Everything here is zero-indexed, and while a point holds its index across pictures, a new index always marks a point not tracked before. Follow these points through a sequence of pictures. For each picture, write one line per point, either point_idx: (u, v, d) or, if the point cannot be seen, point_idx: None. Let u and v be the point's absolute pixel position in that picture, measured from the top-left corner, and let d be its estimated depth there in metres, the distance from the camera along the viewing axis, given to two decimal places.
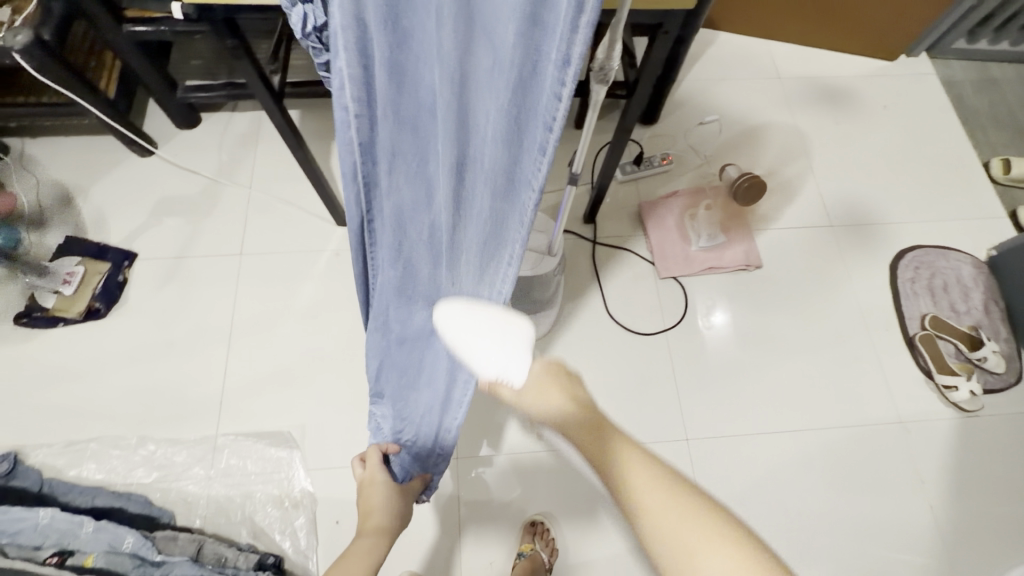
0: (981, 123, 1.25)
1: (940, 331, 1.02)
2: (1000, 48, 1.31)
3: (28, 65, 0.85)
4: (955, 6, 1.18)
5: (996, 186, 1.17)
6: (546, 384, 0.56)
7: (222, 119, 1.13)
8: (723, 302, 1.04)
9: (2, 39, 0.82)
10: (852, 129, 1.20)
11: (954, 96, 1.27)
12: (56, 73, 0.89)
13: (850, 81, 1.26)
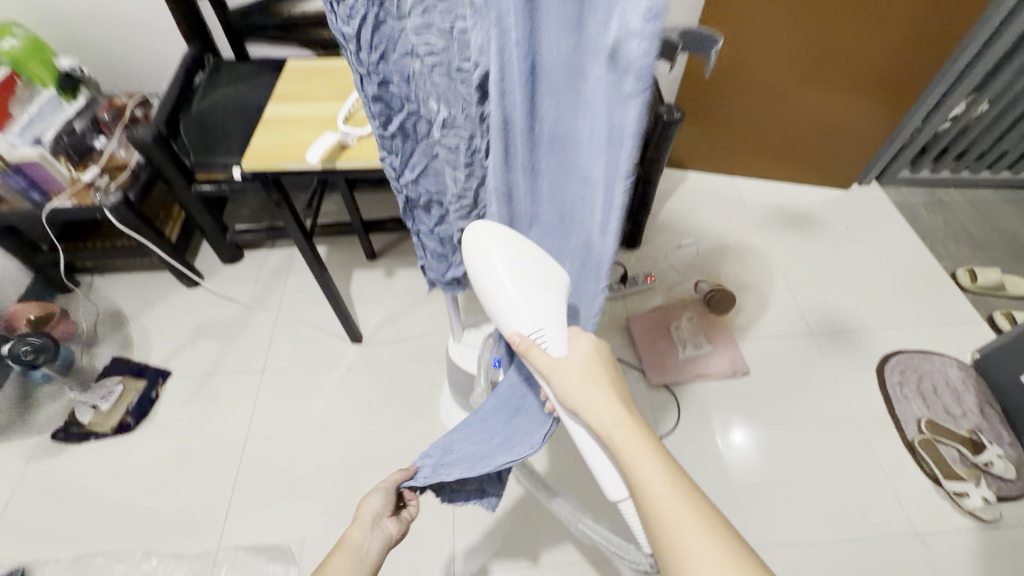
0: (941, 239, 1.37)
1: (938, 434, 1.03)
2: (943, 175, 1.47)
3: (115, 219, 1.05)
4: (888, 144, 1.38)
5: (967, 294, 1.25)
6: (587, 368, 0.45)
7: (262, 254, 1.32)
8: (743, 422, 1.05)
9: (99, 200, 1.03)
10: (818, 247, 1.32)
11: (910, 217, 1.41)
12: (134, 223, 1.09)
13: (810, 208, 1.42)
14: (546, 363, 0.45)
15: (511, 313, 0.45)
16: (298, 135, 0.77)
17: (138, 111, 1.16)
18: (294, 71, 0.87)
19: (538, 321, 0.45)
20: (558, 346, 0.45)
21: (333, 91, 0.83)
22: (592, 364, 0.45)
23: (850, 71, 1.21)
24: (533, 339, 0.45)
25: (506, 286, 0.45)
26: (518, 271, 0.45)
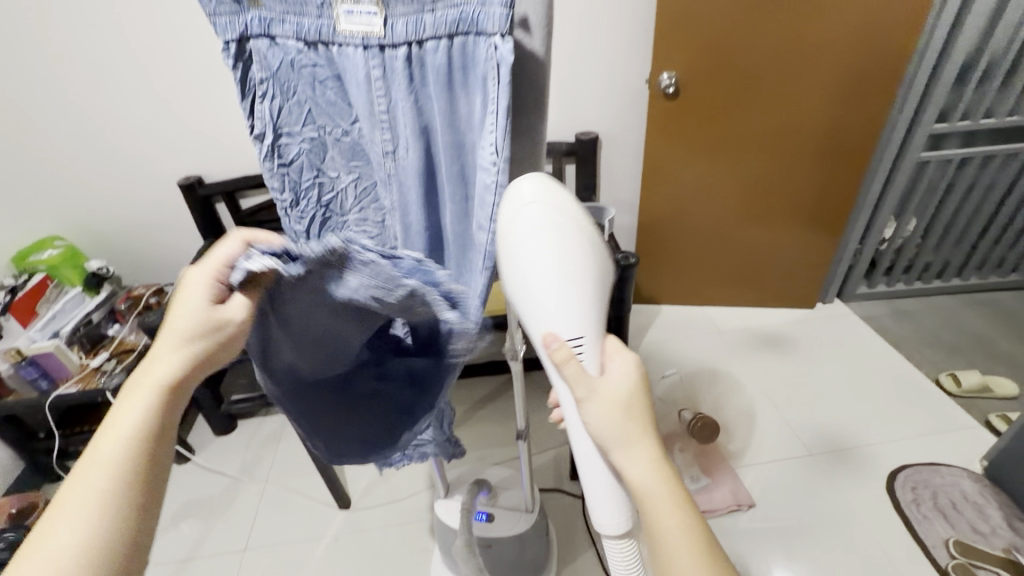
0: (915, 346, 1.41)
1: (971, 557, 0.95)
2: (899, 287, 1.57)
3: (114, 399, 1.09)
4: (836, 263, 1.50)
5: (956, 398, 1.25)
6: (635, 407, 0.39)
7: (255, 423, 1.34)
8: (784, 565, 0.96)
9: (103, 382, 1.09)
10: (798, 365, 1.36)
11: (880, 329, 1.48)
12: None
13: (782, 328, 1.49)
14: (584, 383, 0.39)
15: (557, 316, 0.38)
16: None
17: (153, 298, 1.28)
18: None
19: (581, 329, 0.39)
20: (596, 363, 0.40)
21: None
22: (636, 396, 0.40)
23: (780, 208, 1.38)
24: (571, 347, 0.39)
25: (551, 278, 0.37)
26: (572, 264, 0.37)
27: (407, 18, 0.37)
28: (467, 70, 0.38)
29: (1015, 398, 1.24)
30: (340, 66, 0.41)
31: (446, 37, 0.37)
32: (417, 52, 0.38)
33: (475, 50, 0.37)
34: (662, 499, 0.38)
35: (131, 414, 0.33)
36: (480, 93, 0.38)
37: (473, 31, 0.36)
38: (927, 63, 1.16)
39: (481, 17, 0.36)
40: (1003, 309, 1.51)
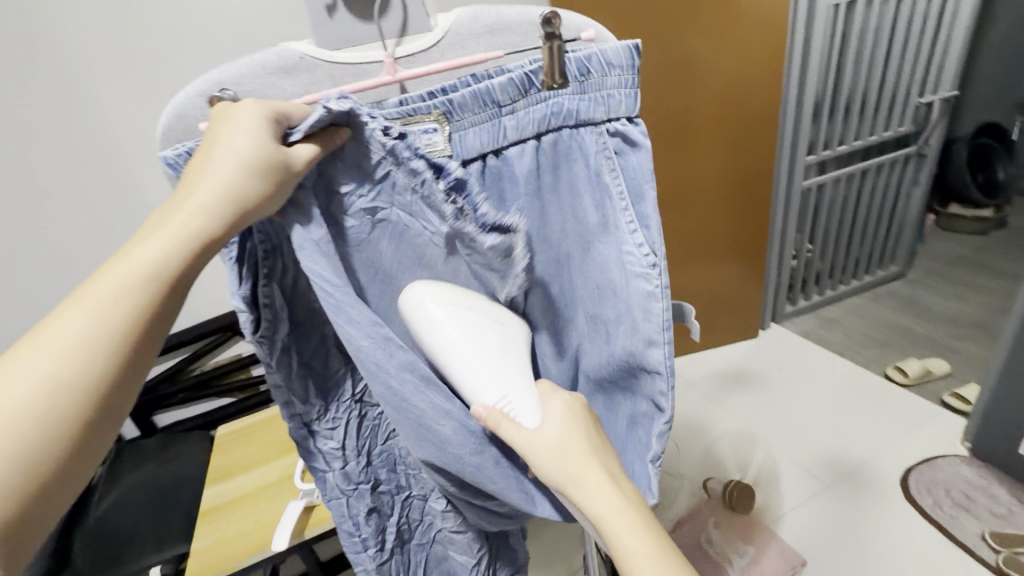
0: (854, 349, 1.52)
1: (1011, 546, 0.97)
2: (816, 299, 1.71)
3: None
4: (766, 291, 1.60)
5: (910, 388, 1.35)
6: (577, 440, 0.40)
7: None
8: None
9: None
10: (774, 396, 1.38)
11: (819, 341, 1.58)
12: None
13: (742, 363, 1.52)
14: (522, 437, 0.39)
15: (482, 379, 0.40)
16: (249, 514, 0.67)
17: None
18: (222, 441, 0.79)
19: (501, 388, 0.40)
20: (529, 415, 0.40)
21: (278, 447, 0.76)
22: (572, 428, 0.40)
23: (706, 252, 1.45)
24: (501, 409, 0.40)
25: (462, 352, 0.40)
26: (478, 336, 0.41)
27: (481, 127, 0.40)
28: (561, 165, 0.43)
29: (951, 373, 1.37)
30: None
31: (535, 137, 0.42)
32: (500, 158, 0.41)
33: (577, 140, 0.42)
34: (636, 539, 0.37)
35: (157, 251, 0.33)
36: (599, 186, 0.43)
37: (574, 122, 0.42)
38: (789, 109, 1.34)
39: (581, 107, 0.41)
40: (901, 297, 1.71)
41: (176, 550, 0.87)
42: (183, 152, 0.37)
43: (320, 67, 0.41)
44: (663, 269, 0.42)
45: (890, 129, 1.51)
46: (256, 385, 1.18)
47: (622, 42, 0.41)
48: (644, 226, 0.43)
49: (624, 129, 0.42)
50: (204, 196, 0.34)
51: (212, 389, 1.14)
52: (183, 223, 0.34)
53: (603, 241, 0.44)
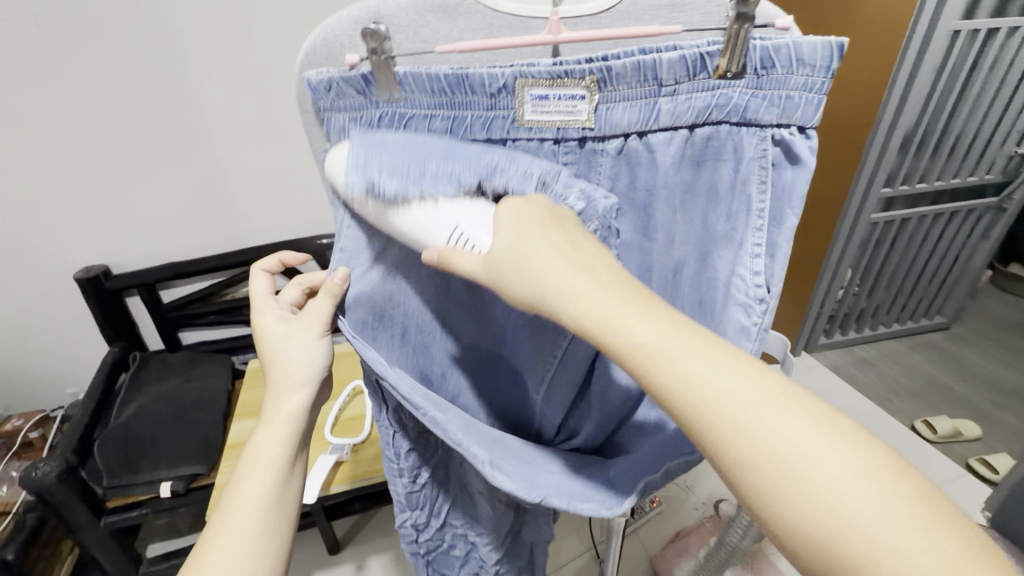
0: (883, 394, 1.48)
1: None
2: (851, 335, 1.66)
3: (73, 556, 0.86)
4: (806, 320, 1.56)
5: (935, 444, 1.31)
6: (532, 243, 0.32)
7: None
8: None
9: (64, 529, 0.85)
10: None
11: (848, 377, 1.54)
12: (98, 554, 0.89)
13: None
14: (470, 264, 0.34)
15: (427, 220, 0.36)
16: None
17: (33, 432, 1.04)
18: None
19: (453, 219, 0.35)
20: (484, 240, 0.35)
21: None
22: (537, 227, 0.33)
23: None
24: (452, 244, 0.35)
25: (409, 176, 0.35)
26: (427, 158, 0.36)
27: (634, 104, 0.38)
28: (704, 163, 0.40)
29: (981, 439, 1.33)
30: (579, 159, 0.41)
31: (688, 126, 0.39)
32: (642, 140, 0.39)
33: (734, 140, 0.38)
34: (647, 332, 0.30)
35: (289, 366, 0.45)
36: (739, 195, 0.39)
37: (738, 120, 0.37)
38: (878, 136, 1.24)
39: (751, 105, 0.37)
40: (941, 350, 1.65)
41: (188, 470, 0.88)
42: (328, 80, 0.37)
43: (480, 13, 0.35)
44: (770, 309, 0.36)
45: (975, 174, 1.42)
46: None
47: (825, 37, 0.34)
48: (771, 254, 0.37)
49: (790, 140, 0.37)
50: (295, 343, 0.45)
51: (240, 316, 1.14)
52: (287, 348, 0.46)
53: (722, 253, 0.39)
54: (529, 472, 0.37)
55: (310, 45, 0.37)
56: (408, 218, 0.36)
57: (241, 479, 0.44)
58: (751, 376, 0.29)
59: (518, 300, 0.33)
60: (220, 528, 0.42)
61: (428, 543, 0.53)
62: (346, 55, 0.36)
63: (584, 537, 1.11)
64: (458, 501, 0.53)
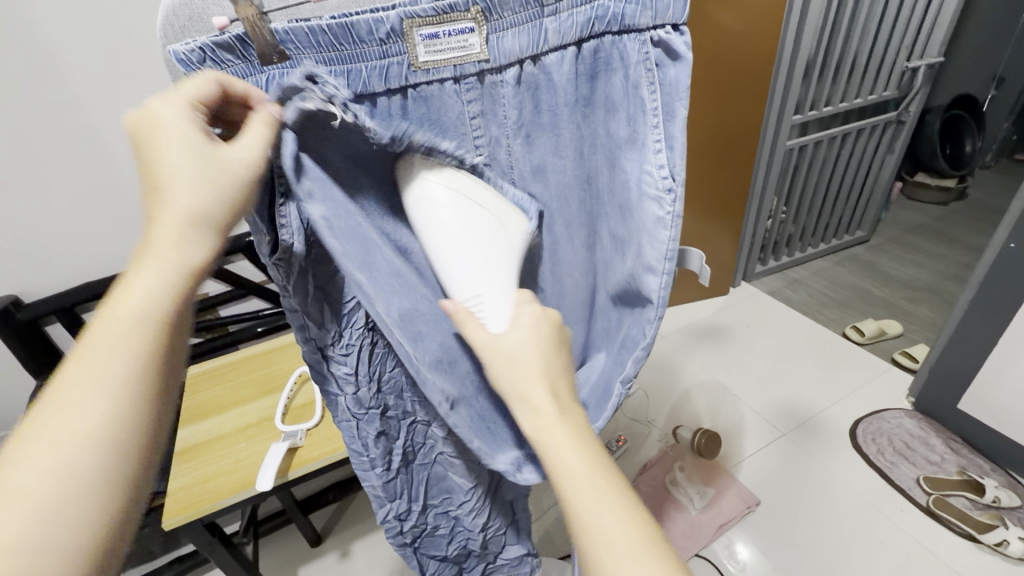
0: (816, 308, 1.59)
1: (941, 489, 1.07)
2: (784, 260, 1.75)
3: None
4: (739, 254, 1.62)
5: (865, 346, 1.43)
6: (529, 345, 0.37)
7: None
8: (802, 559, 0.98)
9: None
10: (739, 351, 1.43)
11: (784, 298, 1.64)
12: None
13: (713, 319, 1.56)
14: (483, 338, 0.38)
15: (461, 282, 0.40)
16: (229, 456, 0.67)
17: None
18: (194, 380, 0.78)
19: (476, 286, 0.39)
20: (496, 320, 0.39)
21: (261, 387, 0.76)
22: (538, 346, 0.37)
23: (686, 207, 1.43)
24: (469, 308, 0.40)
25: (453, 240, 0.39)
26: (473, 225, 0.39)
27: (522, 29, 0.40)
28: (598, 75, 0.43)
29: (903, 334, 1.46)
30: (482, 94, 0.42)
31: (575, 43, 0.41)
32: (537, 63, 0.41)
33: (619, 48, 0.41)
34: (577, 460, 0.34)
35: (130, 303, 0.30)
36: (634, 99, 0.41)
37: (619, 28, 0.40)
38: (782, 63, 1.29)
39: (627, 12, 0.40)
40: (862, 261, 1.78)
41: None
42: (196, 46, 0.33)
43: None
44: (678, 197, 0.40)
45: (876, 90, 1.51)
46: (225, 325, 1.13)
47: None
48: (670, 147, 0.41)
49: (667, 38, 0.40)
50: (160, 263, 0.31)
51: None
52: (148, 277, 0.31)
53: (629, 155, 0.43)
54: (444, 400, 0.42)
55: (167, 9, 0.33)
56: (453, 267, 0.40)
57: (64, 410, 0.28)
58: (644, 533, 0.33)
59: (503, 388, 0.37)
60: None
61: (412, 527, 0.56)
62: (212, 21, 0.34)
63: None
64: (431, 483, 0.54)
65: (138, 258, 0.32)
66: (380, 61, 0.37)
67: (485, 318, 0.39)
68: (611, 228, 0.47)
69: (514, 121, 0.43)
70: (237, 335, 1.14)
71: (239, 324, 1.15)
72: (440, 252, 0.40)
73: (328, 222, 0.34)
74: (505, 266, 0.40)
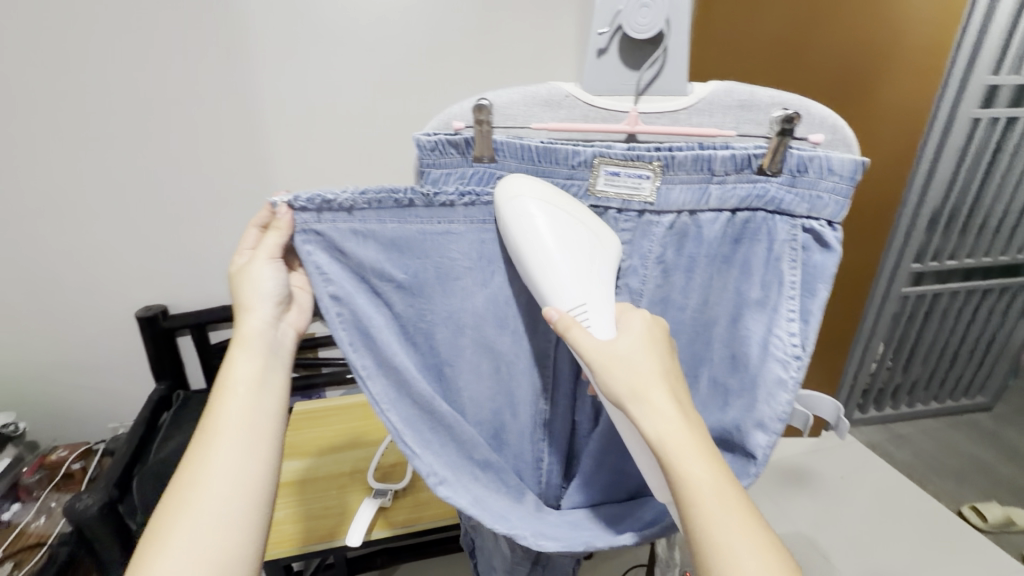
0: (924, 474, 1.42)
1: None
2: (888, 412, 1.60)
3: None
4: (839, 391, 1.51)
5: (987, 534, 1.24)
6: (647, 356, 0.39)
7: None
8: None
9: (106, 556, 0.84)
10: (831, 505, 1.29)
11: (886, 455, 1.48)
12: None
13: (801, 460, 1.43)
14: (588, 344, 0.39)
15: (565, 289, 0.42)
16: (319, 499, 0.71)
17: (75, 464, 1.03)
18: (297, 418, 0.85)
19: (581, 295, 0.41)
20: (603, 329, 0.41)
21: (322, 446, 0.79)
22: (649, 346, 0.40)
23: None
24: (573, 317, 0.41)
25: (550, 246, 0.42)
26: (567, 235, 0.43)
27: (688, 187, 0.44)
28: (743, 240, 0.45)
29: None
30: (636, 227, 0.47)
31: (731, 210, 0.45)
32: (693, 216, 0.46)
33: (768, 225, 0.44)
34: (703, 466, 0.35)
35: (240, 366, 0.45)
36: (773, 269, 0.43)
37: (773, 210, 0.43)
38: (907, 210, 1.26)
39: (785, 199, 0.42)
40: (982, 431, 1.59)
41: None
42: (433, 140, 0.44)
43: (579, 107, 0.45)
44: (804, 365, 0.41)
45: (1007, 253, 1.43)
46: (319, 365, 1.21)
47: (853, 155, 0.40)
48: (803, 320, 0.42)
49: (820, 230, 0.42)
50: (259, 342, 0.47)
51: None
52: (248, 352, 0.46)
53: (755, 315, 0.44)
54: (473, 487, 0.45)
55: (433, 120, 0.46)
56: (553, 280, 0.42)
57: (213, 444, 0.42)
58: (726, 489, 0.35)
59: (615, 389, 0.38)
60: (181, 529, 0.39)
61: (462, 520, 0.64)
62: (452, 122, 0.46)
63: None
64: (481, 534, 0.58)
65: (234, 349, 0.46)
66: (564, 180, 0.46)
67: (592, 326, 0.41)
68: (714, 374, 0.47)
69: (655, 258, 0.48)
70: (327, 377, 1.21)
71: (331, 368, 1.22)
72: (530, 266, 0.43)
73: (354, 344, 0.45)
74: (600, 266, 0.43)
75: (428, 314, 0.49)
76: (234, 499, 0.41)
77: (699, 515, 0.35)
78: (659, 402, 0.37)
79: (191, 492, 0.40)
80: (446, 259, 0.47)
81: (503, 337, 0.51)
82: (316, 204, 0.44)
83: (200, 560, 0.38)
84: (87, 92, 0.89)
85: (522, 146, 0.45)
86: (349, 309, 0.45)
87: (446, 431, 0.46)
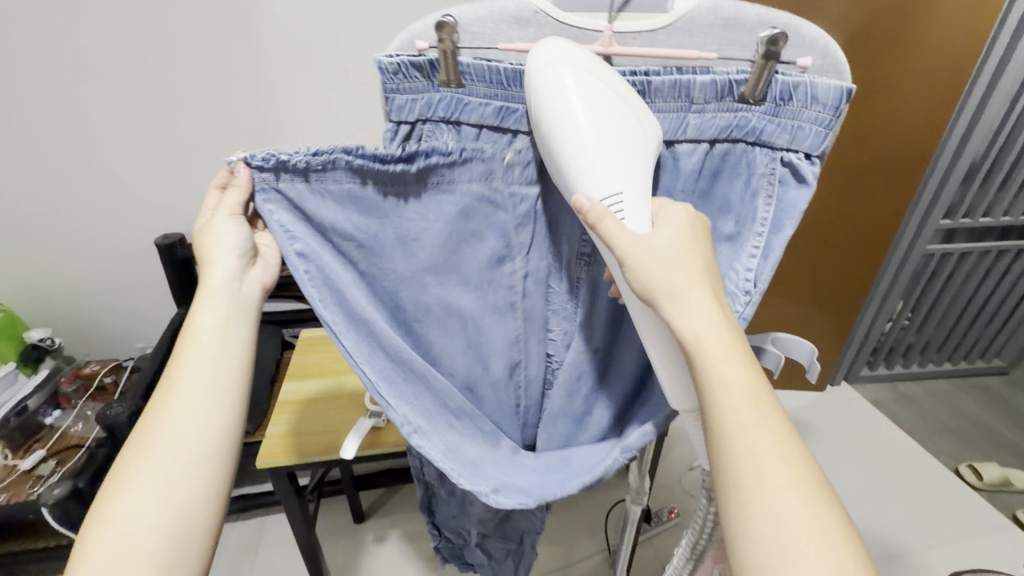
0: (925, 433, 1.42)
1: None
2: (898, 370, 1.58)
3: None
4: (847, 347, 1.49)
5: (982, 492, 1.25)
6: (685, 249, 0.38)
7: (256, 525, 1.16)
8: None
9: None
10: (824, 456, 1.31)
11: (889, 413, 1.48)
12: None
13: (800, 413, 1.44)
14: (624, 237, 0.37)
15: (601, 172, 0.38)
16: (321, 417, 0.76)
17: (107, 379, 1.12)
18: (303, 343, 0.90)
19: (619, 182, 0.38)
20: (639, 221, 0.39)
21: (323, 373, 0.84)
22: (688, 240, 0.39)
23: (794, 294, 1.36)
24: (606, 208, 0.38)
25: (580, 123, 0.38)
26: (605, 115, 0.38)
27: (666, 115, 0.43)
28: (721, 175, 0.45)
29: None
30: None
31: (710, 141, 0.44)
32: (670, 147, 0.44)
33: (748, 157, 0.44)
34: (736, 370, 0.36)
35: (204, 316, 0.46)
36: (749, 207, 0.44)
37: (753, 140, 0.43)
38: (941, 161, 1.19)
39: (767, 129, 0.42)
40: (993, 395, 1.56)
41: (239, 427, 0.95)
42: (396, 62, 0.42)
43: (549, 25, 0.42)
44: (753, 301, 0.40)
45: None
46: None
47: (838, 82, 0.40)
48: (764, 256, 0.41)
49: (797, 163, 0.42)
50: (221, 295, 0.47)
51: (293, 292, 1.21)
52: (211, 303, 0.46)
53: (725, 250, 0.44)
54: (445, 434, 0.46)
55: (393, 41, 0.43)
56: (589, 161, 0.38)
57: (176, 390, 0.44)
58: (758, 391, 0.36)
59: (645, 287, 0.37)
60: (140, 463, 0.41)
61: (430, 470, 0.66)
62: (415, 42, 0.43)
63: (598, 538, 1.13)
64: None
65: (198, 302, 0.47)
66: None
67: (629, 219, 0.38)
68: None
69: None
70: None
71: None
72: (559, 145, 0.39)
73: (325, 301, 0.44)
74: (643, 155, 0.40)
75: (396, 268, 0.48)
76: (197, 437, 0.43)
77: (725, 412, 0.35)
78: (696, 302, 0.37)
79: (153, 429, 0.42)
80: (405, 216, 0.46)
81: (462, 293, 0.51)
82: (270, 164, 0.42)
83: (159, 496, 0.40)
84: (96, 17, 0.89)
85: (487, 69, 0.43)
86: (316, 265, 0.45)
87: (417, 382, 0.48)
